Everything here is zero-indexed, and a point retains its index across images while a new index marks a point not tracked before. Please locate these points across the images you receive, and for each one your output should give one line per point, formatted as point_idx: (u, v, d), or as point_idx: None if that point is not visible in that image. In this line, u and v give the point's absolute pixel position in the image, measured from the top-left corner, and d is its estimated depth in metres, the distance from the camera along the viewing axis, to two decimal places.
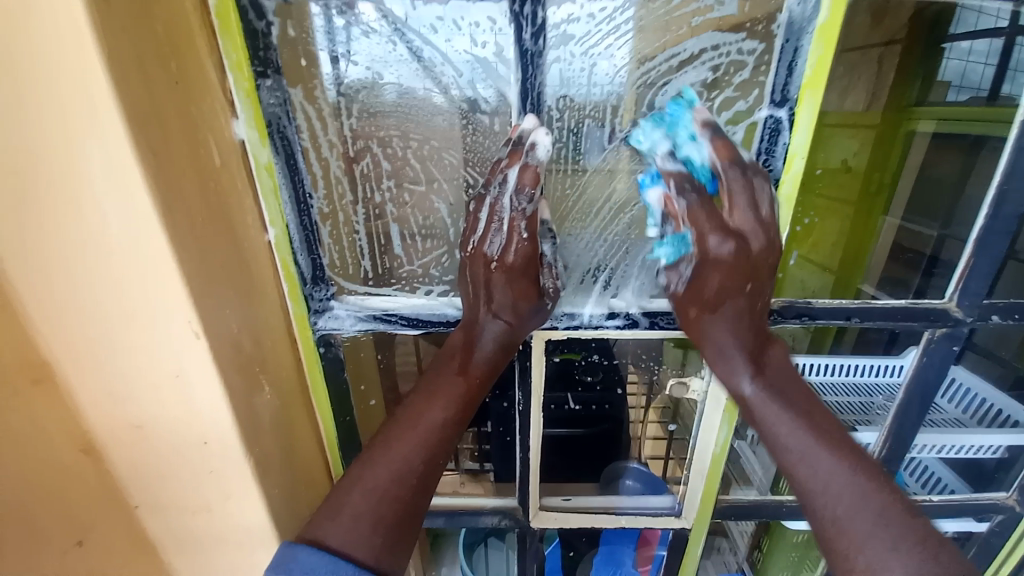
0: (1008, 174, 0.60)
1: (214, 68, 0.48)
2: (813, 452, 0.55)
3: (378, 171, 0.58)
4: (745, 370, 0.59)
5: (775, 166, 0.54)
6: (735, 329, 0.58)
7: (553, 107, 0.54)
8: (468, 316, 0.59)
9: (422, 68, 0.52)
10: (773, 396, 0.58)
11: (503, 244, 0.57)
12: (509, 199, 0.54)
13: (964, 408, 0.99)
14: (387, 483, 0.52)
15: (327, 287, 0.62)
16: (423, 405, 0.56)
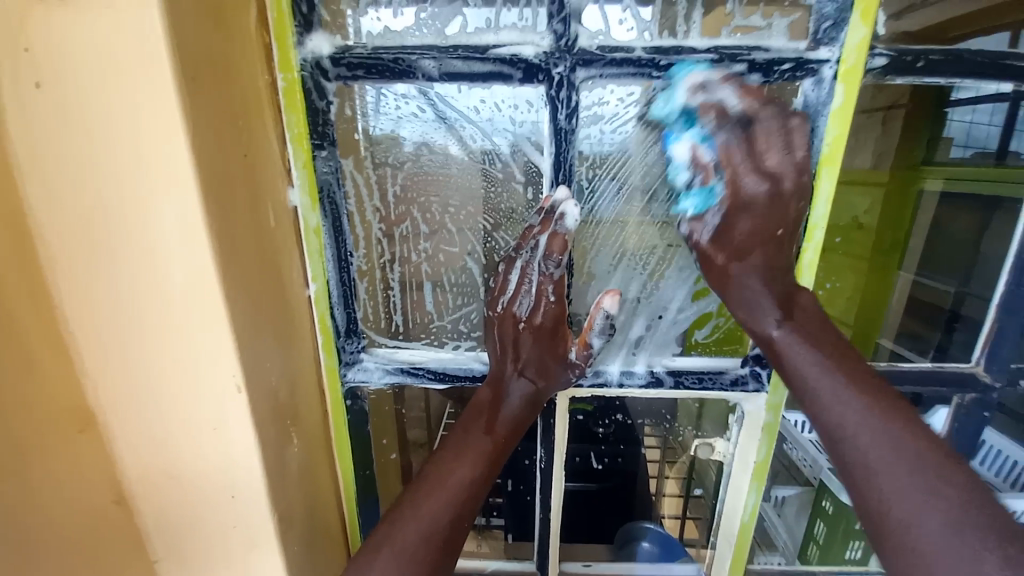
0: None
1: (277, 140, 0.53)
2: (840, 403, 0.52)
3: (416, 232, 0.61)
4: (775, 312, 0.57)
5: (796, 235, 0.57)
6: (765, 281, 0.57)
7: (582, 177, 0.57)
8: (496, 372, 0.60)
9: (465, 143, 0.57)
10: (800, 337, 0.56)
11: (533, 306, 0.59)
12: (539, 263, 0.58)
13: (996, 473, 0.94)
14: (415, 545, 0.51)
15: (359, 339, 0.64)
16: (450, 464, 0.56)
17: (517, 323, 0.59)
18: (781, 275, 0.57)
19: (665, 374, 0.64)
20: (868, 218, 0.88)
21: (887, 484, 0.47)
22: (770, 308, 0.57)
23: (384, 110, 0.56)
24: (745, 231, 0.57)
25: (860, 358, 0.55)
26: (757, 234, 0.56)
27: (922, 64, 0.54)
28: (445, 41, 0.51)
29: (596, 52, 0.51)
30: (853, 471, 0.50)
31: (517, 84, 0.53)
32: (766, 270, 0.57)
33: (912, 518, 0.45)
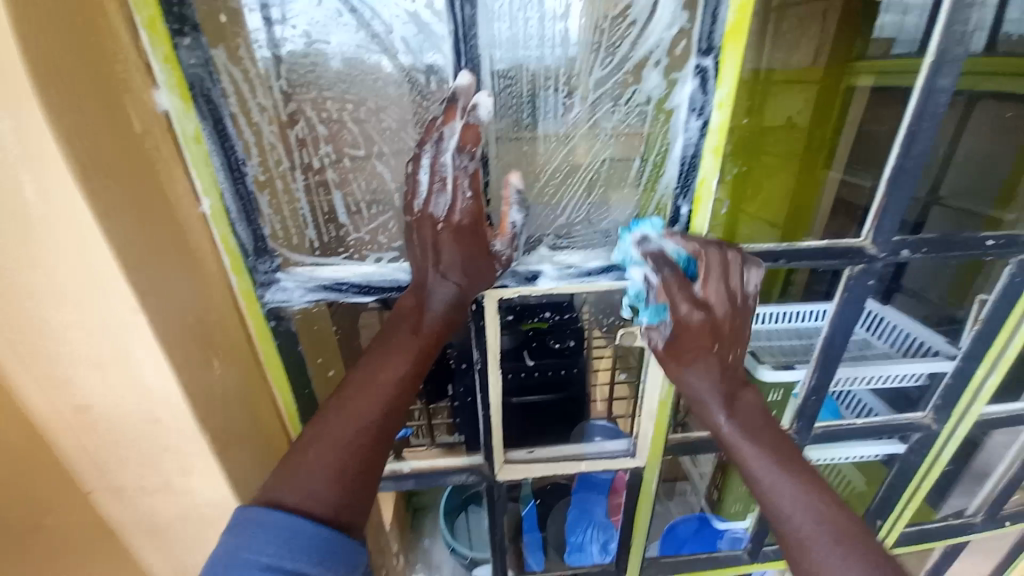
0: (914, 119, 0.64)
1: (126, 27, 0.45)
2: (795, 509, 0.59)
3: (315, 136, 0.56)
4: (720, 406, 0.65)
5: (705, 111, 0.56)
6: (711, 380, 0.65)
7: (498, 74, 0.56)
8: (419, 278, 0.60)
9: (355, 25, 0.51)
10: (741, 433, 0.64)
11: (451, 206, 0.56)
12: (451, 157, 0.54)
13: (893, 344, 1.14)
14: (345, 439, 0.53)
15: (272, 258, 0.61)
16: (378, 366, 0.57)
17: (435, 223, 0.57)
18: (731, 369, 0.66)
19: (587, 268, 0.67)
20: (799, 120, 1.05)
21: (822, 558, 0.56)
22: (716, 407, 0.65)
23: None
24: (681, 341, 0.63)
25: (788, 442, 0.65)
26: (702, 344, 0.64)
27: None
28: None
29: None
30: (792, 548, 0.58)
31: None
32: (717, 368, 0.65)
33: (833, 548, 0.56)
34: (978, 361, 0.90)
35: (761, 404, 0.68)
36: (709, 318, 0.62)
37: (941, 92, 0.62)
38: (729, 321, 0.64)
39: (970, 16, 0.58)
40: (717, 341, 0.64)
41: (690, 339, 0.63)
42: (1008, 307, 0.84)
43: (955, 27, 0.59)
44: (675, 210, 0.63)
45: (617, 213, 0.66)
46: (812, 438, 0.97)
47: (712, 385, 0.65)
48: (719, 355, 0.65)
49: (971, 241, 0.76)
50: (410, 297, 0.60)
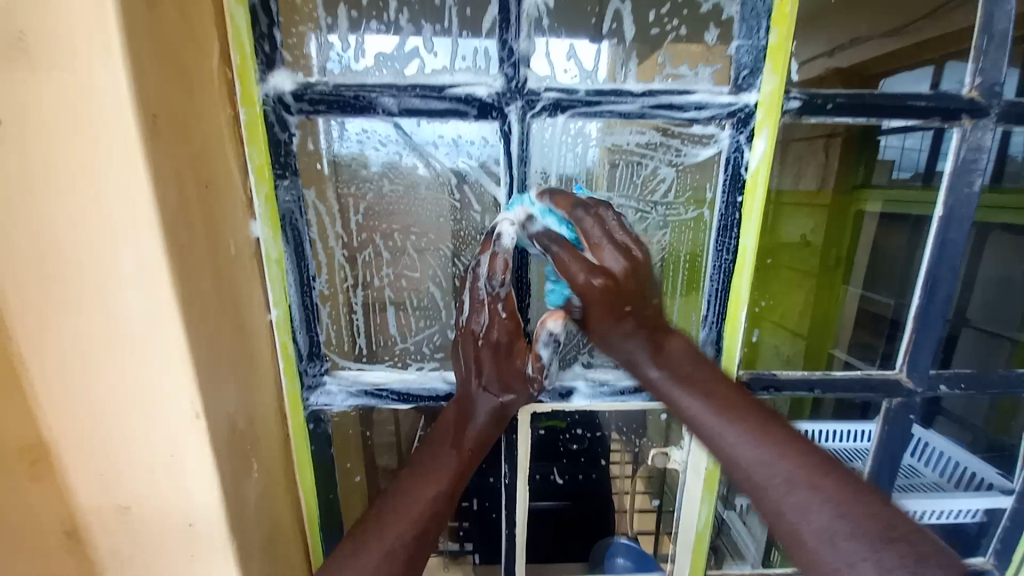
0: (934, 262, 0.68)
1: (238, 171, 0.55)
2: (740, 445, 0.56)
3: (378, 259, 0.63)
4: (648, 358, 0.62)
5: (729, 246, 0.62)
6: (637, 343, 0.61)
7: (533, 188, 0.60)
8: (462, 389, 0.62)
9: (385, 155, 0.59)
10: (675, 381, 0.60)
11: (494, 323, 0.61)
12: (483, 285, 0.59)
13: (941, 472, 1.00)
14: (378, 561, 0.53)
15: (322, 363, 0.65)
16: (415, 482, 0.58)
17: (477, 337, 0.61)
18: (648, 315, 0.60)
19: (616, 386, 0.68)
20: (814, 236, 1.00)
21: (776, 498, 0.54)
22: (644, 359, 0.61)
23: (355, 128, 0.58)
24: (596, 319, 0.59)
25: (731, 385, 0.60)
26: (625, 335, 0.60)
27: (830, 107, 0.59)
28: (403, 82, 0.55)
29: (543, 93, 0.56)
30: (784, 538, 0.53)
31: (472, 120, 0.56)
32: (638, 328, 0.60)
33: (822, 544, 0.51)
34: None
35: (695, 348, 0.63)
36: (607, 283, 0.56)
37: (953, 243, 0.67)
38: (632, 278, 0.57)
39: (973, 180, 0.64)
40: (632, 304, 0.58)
41: (595, 312, 0.57)
42: None
43: (961, 188, 0.65)
44: (712, 334, 0.66)
45: None
46: None
47: (637, 344, 0.61)
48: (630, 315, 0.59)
49: (1009, 377, 0.76)
50: (452, 409, 0.62)
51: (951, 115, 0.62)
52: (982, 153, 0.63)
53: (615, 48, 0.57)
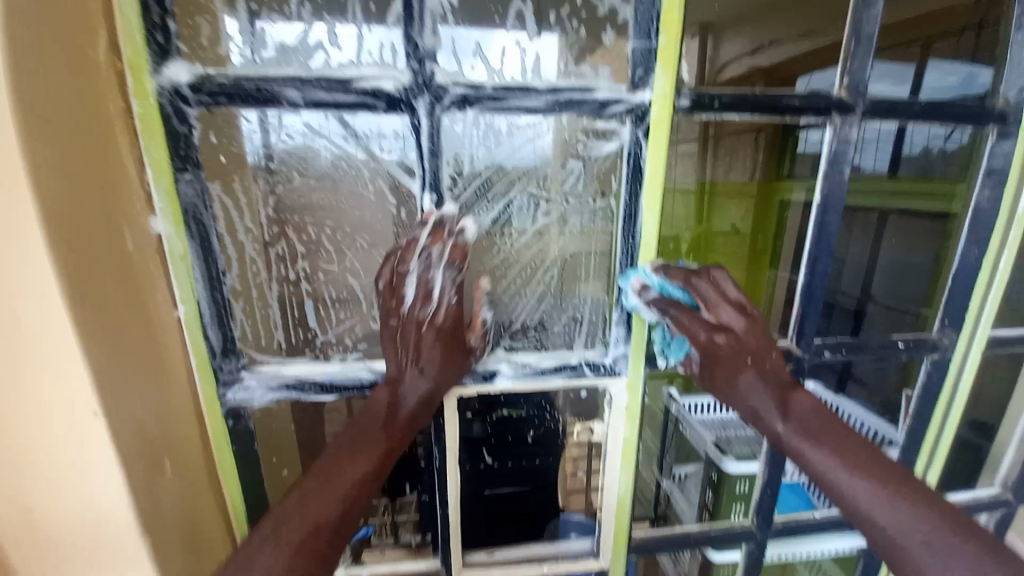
0: (814, 241, 0.76)
1: (134, 164, 0.53)
2: (851, 461, 0.61)
3: (292, 254, 0.62)
4: (775, 411, 0.67)
5: (634, 230, 0.66)
6: (755, 384, 0.67)
7: (450, 179, 0.62)
8: (397, 370, 0.63)
9: (324, 146, 0.59)
10: (799, 430, 0.65)
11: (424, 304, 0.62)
12: (442, 273, 0.60)
13: None
14: (301, 538, 0.53)
15: (238, 359, 0.64)
16: (339, 465, 0.58)
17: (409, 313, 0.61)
18: (771, 377, 0.68)
19: (536, 367, 0.71)
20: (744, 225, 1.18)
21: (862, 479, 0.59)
22: (771, 406, 0.67)
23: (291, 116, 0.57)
24: (727, 344, 0.65)
25: (855, 439, 0.63)
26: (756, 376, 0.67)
27: (717, 105, 0.65)
28: (308, 74, 0.54)
29: (450, 87, 0.57)
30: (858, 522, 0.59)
31: (382, 113, 0.57)
32: (759, 377, 0.67)
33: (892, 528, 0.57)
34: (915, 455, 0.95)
35: (822, 406, 0.67)
36: (731, 336, 0.65)
37: (830, 226, 0.75)
38: (752, 337, 0.66)
39: (844, 169, 0.72)
40: (752, 356, 0.67)
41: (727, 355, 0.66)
42: (931, 405, 0.91)
43: (835, 176, 0.72)
44: (624, 314, 0.70)
45: (571, 319, 0.73)
46: (774, 534, 0.99)
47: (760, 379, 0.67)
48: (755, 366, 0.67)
49: (884, 343, 0.85)
50: (385, 390, 0.62)
51: (823, 112, 0.69)
52: (850, 145, 0.71)
53: (522, 45, 0.59)
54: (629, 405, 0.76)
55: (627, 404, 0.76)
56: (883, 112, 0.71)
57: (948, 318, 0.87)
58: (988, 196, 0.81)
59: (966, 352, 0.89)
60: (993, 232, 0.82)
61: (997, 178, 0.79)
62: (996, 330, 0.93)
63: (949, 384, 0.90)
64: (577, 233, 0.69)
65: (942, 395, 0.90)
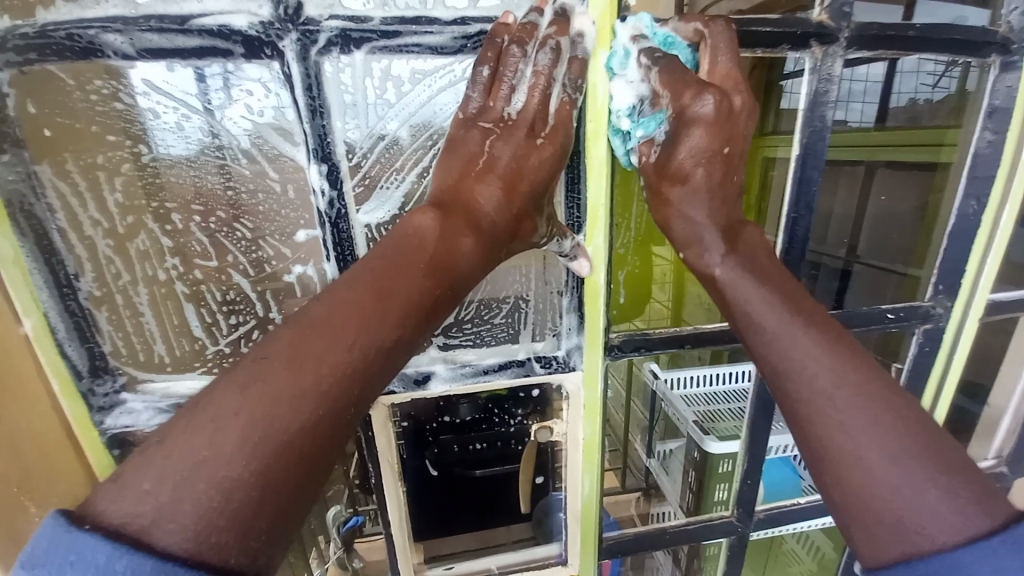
0: (794, 201, 0.66)
1: None
2: (846, 410, 0.44)
3: (159, 248, 0.51)
4: (737, 342, 0.56)
5: (579, 200, 0.57)
6: (733, 331, 0.57)
7: (343, 144, 0.50)
8: (462, 218, 0.47)
9: (166, 110, 0.47)
10: (768, 364, 0.53)
11: (505, 143, 0.49)
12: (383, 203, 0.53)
13: None
14: (342, 361, 0.39)
15: (113, 377, 0.54)
16: (397, 271, 0.43)
17: (487, 139, 0.49)
18: (742, 310, 0.58)
19: (477, 364, 0.62)
20: None
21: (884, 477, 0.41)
22: (735, 348, 0.56)
23: (127, 68, 0.45)
24: (696, 289, 0.56)
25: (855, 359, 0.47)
26: (709, 277, 0.56)
27: (673, 37, 0.53)
28: (131, 11, 0.43)
29: (324, 22, 0.45)
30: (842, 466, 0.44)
31: (242, 61, 0.46)
32: (728, 309, 0.57)
33: (889, 467, 0.41)
34: None
35: (790, 348, 0.58)
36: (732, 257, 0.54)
37: (810, 182, 0.64)
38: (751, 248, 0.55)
39: (826, 113, 0.61)
40: (727, 238, 0.54)
41: (684, 223, 0.54)
42: (922, 378, 0.84)
43: (815, 124, 0.62)
44: (576, 299, 0.62)
45: (513, 306, 0.62)
46: (756, 522, 0.93)
47: (730, 323, 0.56)
48: (729, 283, 0.56)
49: (871, 314, 0.76)
50: (457, 228, 0.47)
51: (799, 42, 0.58)
52: (832, 84, 0.60)
53: None
54: (588, 400, 0.67)
55: (584, 401, 0.67)
56: (871, 41, 0.60)
57: (942, 283, 0.79)
58: (988, 139, 0.71)
59: (962, 319, 0.80)
60: (993, 185, 0.72)
61: (998, 118, 0.69)
62: (994, 293, 0.85)
63: (941, 356, 0.82)
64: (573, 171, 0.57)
65: (934, 367, 0.83)
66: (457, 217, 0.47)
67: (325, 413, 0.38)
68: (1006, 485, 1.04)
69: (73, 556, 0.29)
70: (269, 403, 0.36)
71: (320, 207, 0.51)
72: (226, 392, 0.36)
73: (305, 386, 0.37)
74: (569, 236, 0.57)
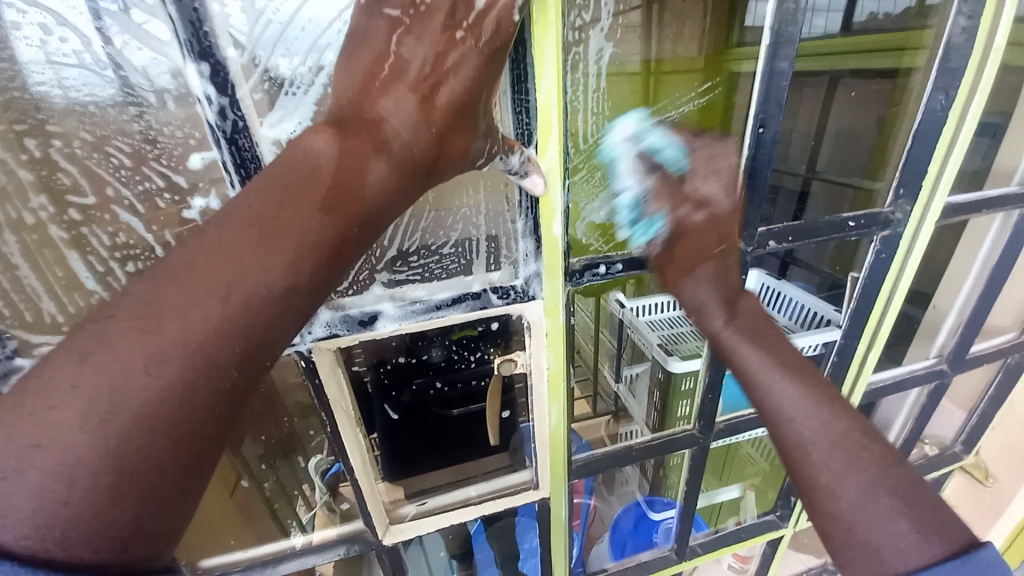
0: (761, 101, 0.61)
1: None
2: (799, 411, 0.57)
3: (18, 183, 0.42)
4: (719, 313, 0.65)
5: (528, 103, 0.49)
6: (712, 285, 0.65)
7: (233, 38, 0.40)
8: (366, 137, 0.40)
9: None
10: (743, 335, 0.63)
11: (418, 38, 0.39)
12: (293, 113, 0.44)
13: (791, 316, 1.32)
14: (226, 311, 0.35)
15: (0, 342, 0.46)
16: (288, 207, 0.37)
17: (395, 34, 0.39)
18: (727, 277, 0.66)
19: (426, 300, 0.57)
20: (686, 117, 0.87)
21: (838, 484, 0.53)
22: (717, 310, 0.65)
23: None
24: (689, 248, 0.64)
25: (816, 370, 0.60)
26: (701, 250, 0.64)
27: None
28: None
29: None
30: (790, 451, 0.57)
31: None
32: (717, 277, 0.65)
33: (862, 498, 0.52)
34: (857, 337, 0.92)
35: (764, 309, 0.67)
36: (713, 215, 0.62)
37: (781, 75, 0.59)
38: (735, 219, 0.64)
39: None
40: (722, 242, 0.64)
41: (693, 243, 0.63)
42: (877, 285, 0.85)
43: (787, 4, 0.55)
44: (528, 220, 0.56)
45: (460, 235, 0.57)
46: (718, 433, 0.97)
47: (715, 292, 0.65)
48: (718, 259, 0.65)
49: (834, 223, 0.75)
50: (360, 150, 0.40)
51: None
52: None
53: None
54: (551, 329, 0.64)
55: (547, 330, 0.64)
56: None
57: (904, 187, 0.77)
58: (963, 26, 0.66)
59: (920, 221, 0.80)
60: (963, 76, 0.69)
61: (975, 0, 0.64)
62: (952, 196, 0.85)
63: (896, 261, 0.83)
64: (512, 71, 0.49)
65: (890, 273, 0.84)
66: (359, 137, 0.40)
67: (199, 375, 0.35)
68: (945, 382, 1.10)
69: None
70: (135, 368, 0.34)
71: (210, 120, 0.42)
72: (88, 357, 0.34)
73: (169, 351, 0.34)
74: (515, 150, 0.50)
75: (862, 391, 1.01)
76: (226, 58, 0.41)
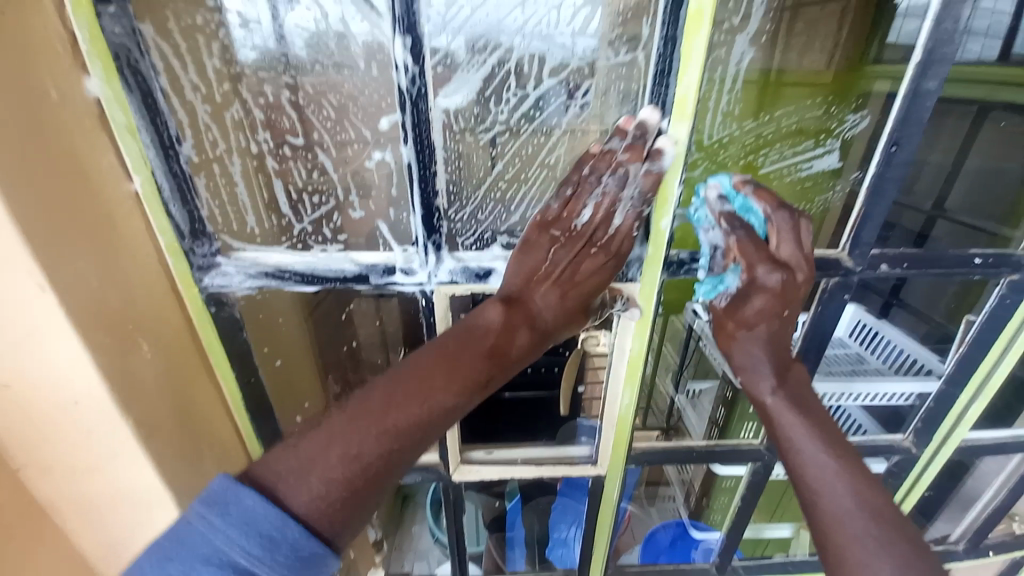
0: (900, 122, 0.60)
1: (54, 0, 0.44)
2: (834, 484, 0.58)
3: (251, 119, 0.54)
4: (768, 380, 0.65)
5: (666, 105, 0.53)
6: (766, 347, 0.64)
7: (432, 24, 0.49)
8: (521, 318, 0.59)
9: None
10: (789, 403, 0.64)
11: (566, 252, 0.58)
12: (455, 89, 0.53)
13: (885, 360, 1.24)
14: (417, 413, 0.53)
15: (210, 241, 0.58)
16: (463, 355, 0.57)
17: (553, 247, 0.58)
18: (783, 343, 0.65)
19: None
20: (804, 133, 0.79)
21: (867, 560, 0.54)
22: (767, 375, 0.65)
23: None
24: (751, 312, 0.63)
25: (850, 447, 0.62)
26: (765, 314, 0.62)
27: None
28: None
29: None
30: (824, 527, 0.57)
31: None
32: (770, 343, 0.65)
33: None
34: (961, 386, 0.86)
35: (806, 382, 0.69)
36: (786, 279, 0.60)
37: (925, 96, 0.58)
38: (806, 285, 0.61)
39: (961, 13, 0.54)
40: (789, 308, 0.62)
41: (760, 306, 0.62)
42: (995, 331, 0.80)
43: (945, 24, 0.54)
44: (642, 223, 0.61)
45: None
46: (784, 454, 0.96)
47: (770, 357, 0.65)
48: (782, 322, 0.63)
49: (956, 258, 0.71)
50: (519, 334, 0.59)
51: None
52: None
53: None
54: (642, 316, 0.68)
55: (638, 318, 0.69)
56: None
57: None
58: None
59: None
60: None
61: None
62: None
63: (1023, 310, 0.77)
64: (645, 59, 0.53)
65: (1012, 321, 0.78)
66: (519, 314, 0.59)
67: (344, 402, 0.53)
68: None
69: (230, 499, 0.45)
70: None
71: (401, 85, 0.50)
72: None
73: None
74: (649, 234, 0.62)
75: (953, 450, 0.93)
76: (425, 33, 0.49)
